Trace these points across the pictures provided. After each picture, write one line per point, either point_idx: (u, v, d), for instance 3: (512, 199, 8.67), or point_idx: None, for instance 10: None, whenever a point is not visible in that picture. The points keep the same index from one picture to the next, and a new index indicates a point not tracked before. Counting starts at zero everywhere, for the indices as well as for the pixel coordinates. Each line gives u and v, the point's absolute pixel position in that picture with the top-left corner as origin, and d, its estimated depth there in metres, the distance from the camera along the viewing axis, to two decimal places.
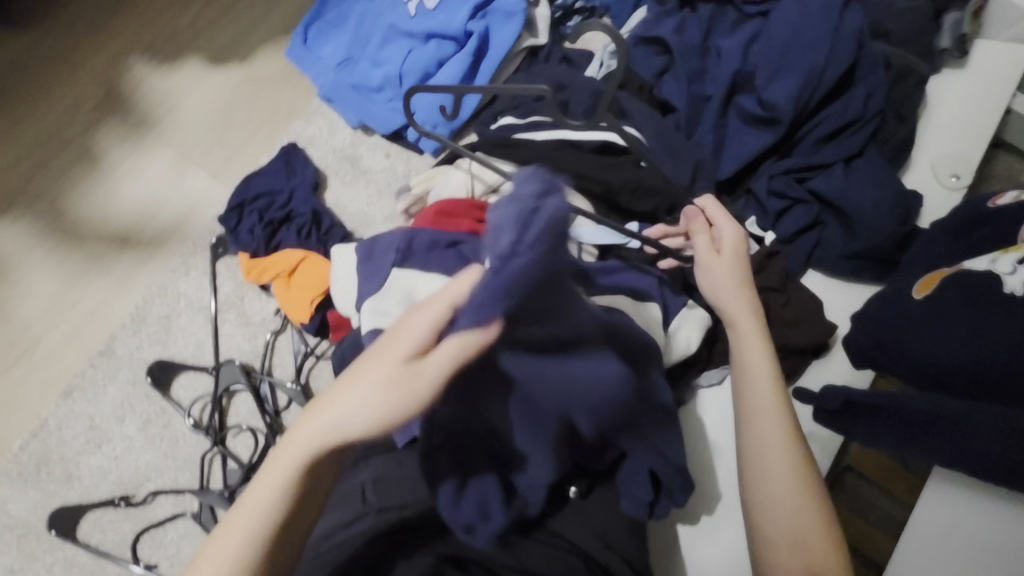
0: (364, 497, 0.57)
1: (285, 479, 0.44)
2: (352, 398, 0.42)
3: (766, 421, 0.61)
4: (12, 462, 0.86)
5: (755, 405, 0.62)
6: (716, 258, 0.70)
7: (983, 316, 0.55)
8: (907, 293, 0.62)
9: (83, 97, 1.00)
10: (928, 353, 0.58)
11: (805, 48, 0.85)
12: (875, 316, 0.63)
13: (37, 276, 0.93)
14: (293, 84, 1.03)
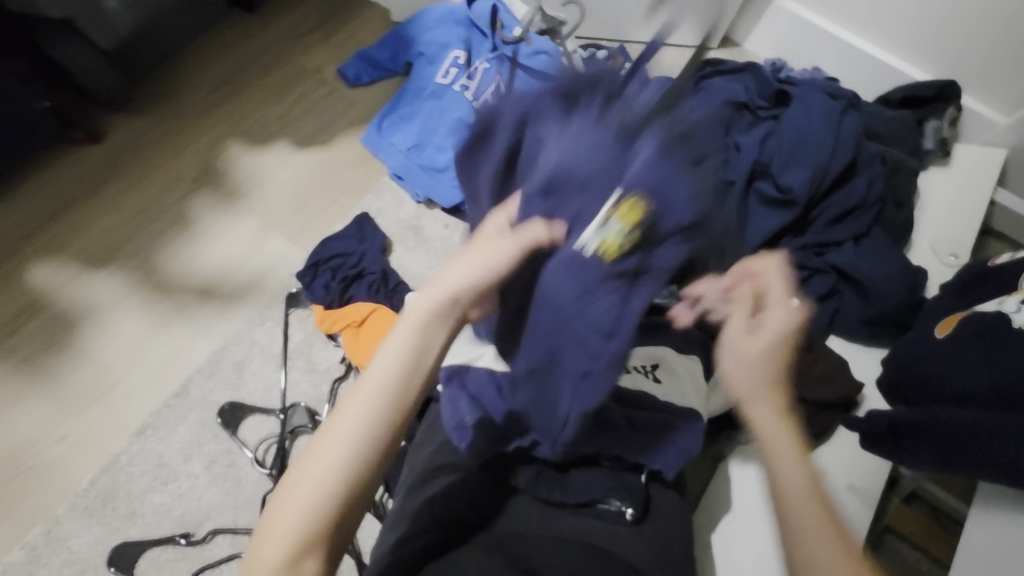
0: (431, 512, 0.63)
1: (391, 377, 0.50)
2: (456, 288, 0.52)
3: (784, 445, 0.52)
4: (80, 497, 0.89)
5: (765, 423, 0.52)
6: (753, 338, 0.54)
7: (988, 347, 0.65)
8: (932, 331, 0.72)
9: (184, 171, 1.15)
10: (955, 384, 0.67)
11: (813, 145, 1.00)
12: (905, 355, 0.72)
13: (125, 322, 1.02)
14: (366, 165, 1.18)
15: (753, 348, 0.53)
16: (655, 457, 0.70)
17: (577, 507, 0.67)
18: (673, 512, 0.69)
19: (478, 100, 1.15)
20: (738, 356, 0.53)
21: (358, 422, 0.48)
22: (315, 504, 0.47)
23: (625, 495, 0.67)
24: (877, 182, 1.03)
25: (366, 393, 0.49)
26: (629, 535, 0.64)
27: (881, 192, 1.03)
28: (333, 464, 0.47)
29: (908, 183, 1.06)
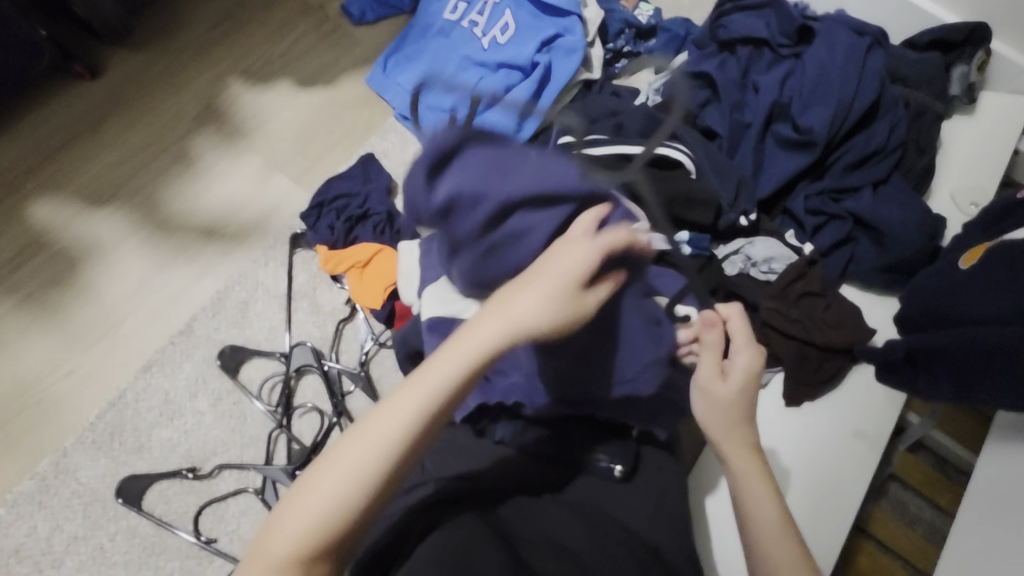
0: (425, 467, 0.64)
1: (443, 384, 0.46)
2: (533, 308, 0.46)
3: (749, 481, 0.58)
4: (87, 431, 0.90)
5: (735, 463, 0.58)
6: (721, 383, 0.59)
7: (1014, 272, 0.64)
8: (957, 264, 0.72)
9: (184, 110, 1.12)
10: (980, 309, 0.66)
11: (834, 84, 0.96)
12: (928, 289, 0.72)
13: (128, 261, 1.01)
14: (371, 106, 1.15)
15: (726, 390, 0.59)
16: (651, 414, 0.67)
17: (568, 464, 0.66)
18: (666, 471, 0.69)
19: (486, 37, 1.11)
20: (708, 397, 0.59)
21: (403, 419, 0.46)
22: (343, 495, 0.44)
23: (614, 454, 0.66)
24: (900, 127, 0.99)
25: (418, 395, 0.46)
26: (621, 493, 0.64)
27: (904, 136, 0.99)
28: (370, 463, 0.45)
29: (932, 129, 1.02)
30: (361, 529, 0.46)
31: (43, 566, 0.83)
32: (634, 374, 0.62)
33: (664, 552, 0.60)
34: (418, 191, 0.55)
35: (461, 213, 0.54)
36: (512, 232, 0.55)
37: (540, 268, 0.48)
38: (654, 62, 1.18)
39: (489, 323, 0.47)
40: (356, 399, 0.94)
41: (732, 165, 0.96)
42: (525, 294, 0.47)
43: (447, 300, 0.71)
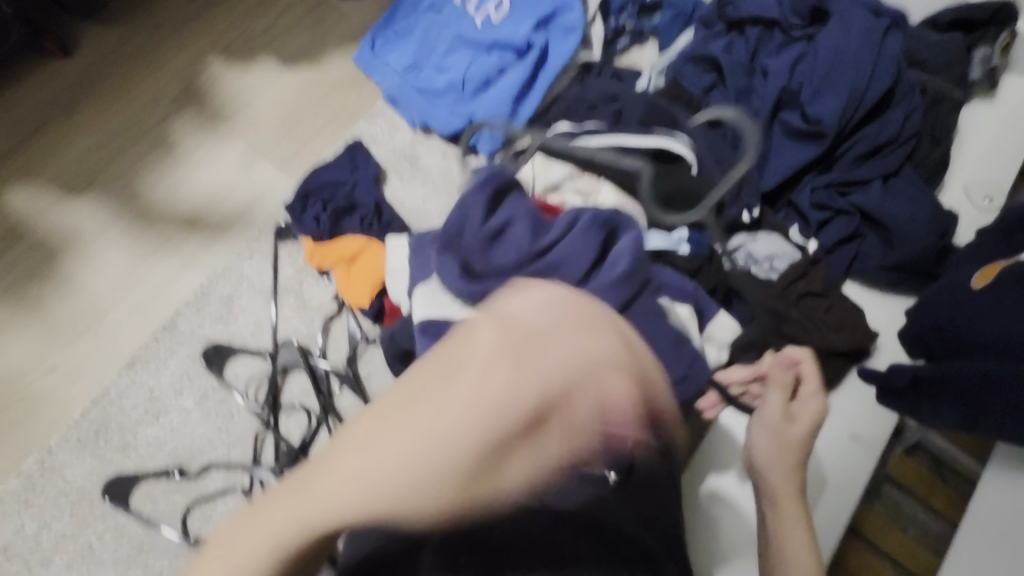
0: None
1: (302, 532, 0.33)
2: (423, 467, 0.31)
3: (791, 525, 0.63)
4: (71, 429, 0.88)
5: (783, 503, 0.65)
6: (786, 426, 0.68)
7: None
8: (967, 282, 0.69)
9: (162, 90, 1.07)
10: (994, 332, 0.63)
11: (849, 70, 0.90)
12: (937, 307, 0.69)
13: (107, 253, 0.97)
14: (359, 87, 1.09)
15: (794, 433, 0.68)
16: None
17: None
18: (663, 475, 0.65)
19: (479, 14, 1.04)
20: (770, 431, 0.69)
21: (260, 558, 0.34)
22: None
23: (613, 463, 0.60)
24: (915, 116, 0.94)
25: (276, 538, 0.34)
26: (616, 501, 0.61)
27: (918, 126, 0.94)
28: None
29: (948, 118, 0.97)
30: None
31: (32, 564, 0.83)
32: (682, 374, 0.67)
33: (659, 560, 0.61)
34: (477, 209, 0.69)
35: (511, 237, 0.68)
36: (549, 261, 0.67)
37: (436, 390, 0.32)
38: (657, 40, 1.12)
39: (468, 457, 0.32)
40: (344, 397, 0.92)
41: (734, 156, 0.92)
42: (412, 447, 0.31)
43: (438, 302, 0.69)
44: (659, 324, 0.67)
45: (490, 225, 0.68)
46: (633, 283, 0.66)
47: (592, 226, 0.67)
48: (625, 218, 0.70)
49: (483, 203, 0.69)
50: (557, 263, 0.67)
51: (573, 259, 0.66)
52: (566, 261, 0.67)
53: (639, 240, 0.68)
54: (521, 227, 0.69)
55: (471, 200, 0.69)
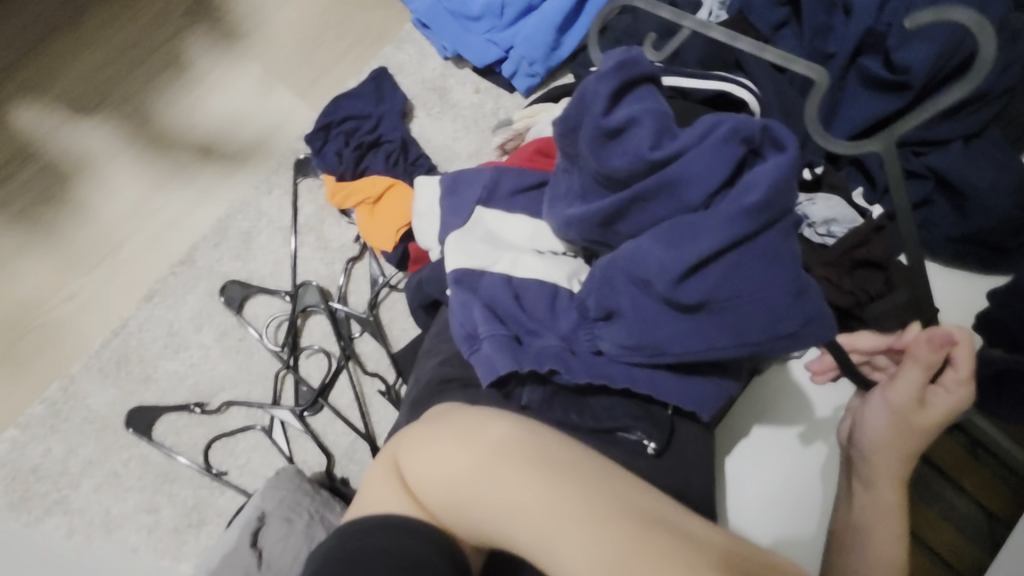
0: None
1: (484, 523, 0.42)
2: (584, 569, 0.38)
3: (886, 489, 0.61)
4: (93, 358, 0.88)
5: (881, 471, 0.61)
6: (914, 408, 0.61)
7: None
8: None
9: (173, 4, 1.00)
10: None
11: (950, 12, 0.78)
12: None
13: (121, 179, 0.93)
14: (385, 8, 1.00)
15: (919, 419, 0.61)
16: (688, 392, 0.57)
17: (595, 432, 0.59)
18: (699, 446, 0.61)
19: None
20: (894, 413, 0.61)
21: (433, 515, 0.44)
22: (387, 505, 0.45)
23: (648, 429, 0.58)
24: (1016, 66, 0.83)
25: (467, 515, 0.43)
26: (651, 470, 0.58)
27: (1015, 80, 0.83)
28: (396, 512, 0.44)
29: None
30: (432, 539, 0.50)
31: (59, 487, 0.84)
32: (796, 330, 0.53)
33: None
34: (597, 99, 0.54)
35: (629, 141, 0.54)
36: (666, 173, 0.53)
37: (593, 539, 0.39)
38: None
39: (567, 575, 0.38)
40: (365, 342, 0.90)
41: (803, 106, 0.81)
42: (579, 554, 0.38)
43: (473, 251, 0.64)
44: (776, 265, 0.51)
45: (609, 122, 0.54)
46: (764, 213, 0.50)
47: (730, 137, 0.52)
48: (776, 134, 0.52)
49: (605, 91, 0.54)
50: (678, 179, 0.53)
51: (697, 174, 0.52)
52: (689, 177, 0.52)
53: (788, 165, 0.51)
54: (645, 127, 0.54)
55: (591, 89, 0.55)
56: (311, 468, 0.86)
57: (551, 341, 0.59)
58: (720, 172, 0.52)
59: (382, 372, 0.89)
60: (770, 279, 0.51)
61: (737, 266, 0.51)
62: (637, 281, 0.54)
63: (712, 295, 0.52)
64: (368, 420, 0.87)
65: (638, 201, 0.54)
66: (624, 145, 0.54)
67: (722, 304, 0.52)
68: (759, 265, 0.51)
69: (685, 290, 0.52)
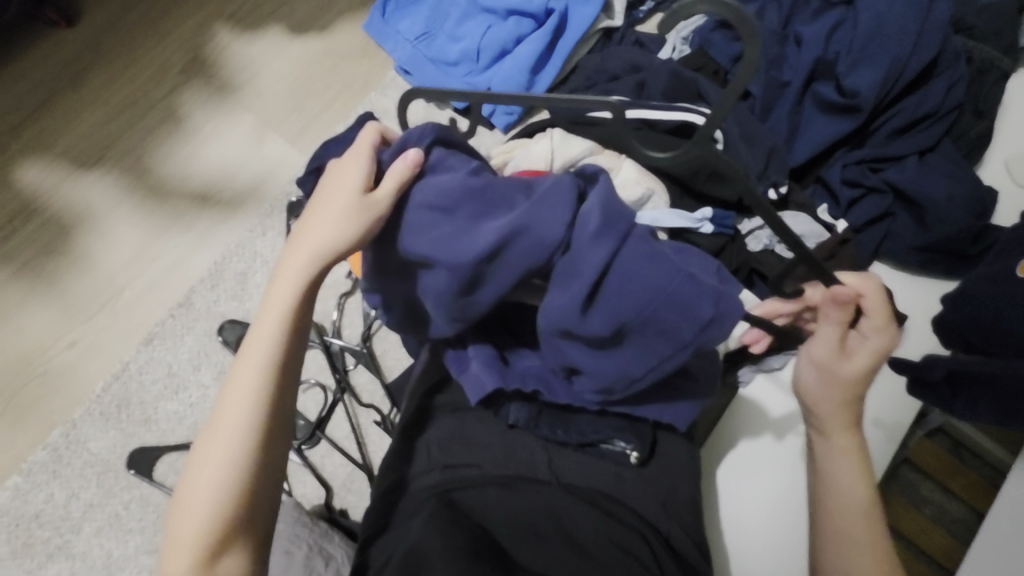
0: (431, 454, 0.61)
1: (252, 409, 0.47)
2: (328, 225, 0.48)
3: (843, 463, 0.58)
4: (94, 403, 0.90)
5: (835, 442, 0.59)
6: (843, 361, 0.58)
7: None
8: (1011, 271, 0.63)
9: (170, 62, 1.06)
10: None
11: (890, 40, 0.84)
12: (971, 294, 0.65)
13: (121, 229, 0.97)
14: (370, 57, 1.07)
15: (848, 370, 0.58)
16: (665, 407, 0.60)
17: (581, 446, 0.61)
18: (684, 457, 0.63)
19: None
20: (827, 374, 0.59)
21: (236, 436, 0.46)
22: (213, 490, 0.45)
23: (632, 439, 0.61)
24: (959, 86, 0.88)
25: (240, 386, 0.47)
26: (634, 481, 0.60)
27: (962, 98, 0.88)
28: (210, 490, 0.45)
29: (996, 88, 0.90)
30: (263, 504, 0.47)
31: (62, 532, 0.85)
32: (711, 317, 0.46)
33: (675, 542, 0.58)
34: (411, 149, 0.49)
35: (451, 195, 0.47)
36: (493, 227, 0.44)
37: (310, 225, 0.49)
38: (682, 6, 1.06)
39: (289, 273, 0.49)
40: (359, 374, 0.92)
41: (764, 131, 0.86)
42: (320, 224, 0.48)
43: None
44: (653, 268, 0.45)
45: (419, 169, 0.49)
46: (608, 235, 0.44)
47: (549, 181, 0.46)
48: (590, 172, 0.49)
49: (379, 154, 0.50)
50: (514, 230, 0.44)
51: (530, 218, 0.44)
52: (524, 225, 0.44)
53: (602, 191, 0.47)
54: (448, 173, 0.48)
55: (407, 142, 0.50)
56: (310, 501, 0.87)
57: (536, 362, 0.61)
58: (541, 208, 0.45)
59: (377, 403, 0.92)
60: (647, 285, 0.45)
61: (626, 287, 0.45)
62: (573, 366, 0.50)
63: (623, 326, 0.46)
64: (365, 450, 0.89)
65: (487, 266, 0.45)
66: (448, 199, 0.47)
67: (636, 325, 0.46)
68: (643, 270, 0.45)
69: (592, 319, 0.46)
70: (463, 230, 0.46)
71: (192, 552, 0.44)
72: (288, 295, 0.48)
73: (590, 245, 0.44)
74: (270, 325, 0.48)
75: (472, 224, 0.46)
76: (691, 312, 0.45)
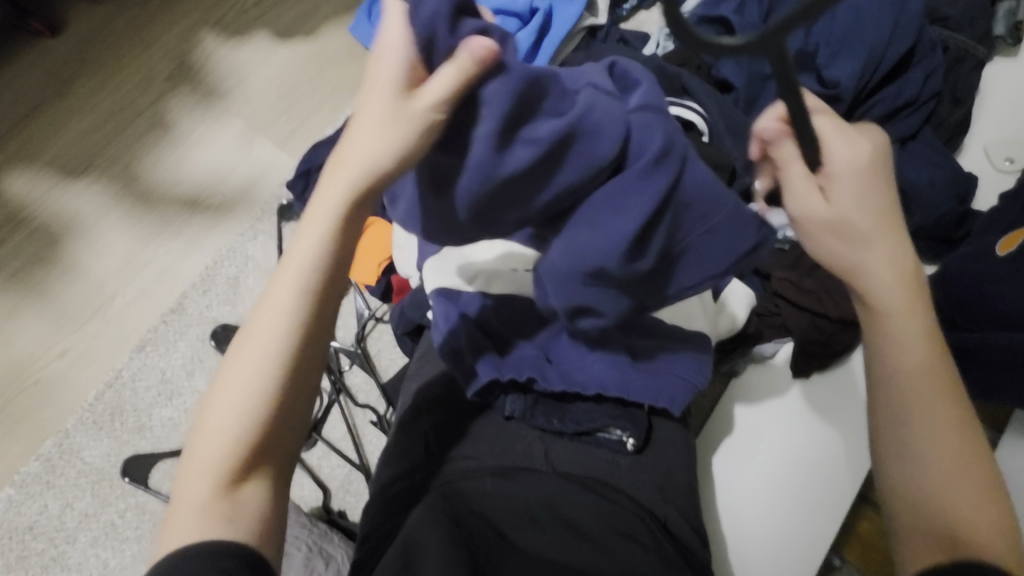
0: (428, 447, 0.61)
1: (284, 335, 0.44)
2: (372, 136, 0.41)
3: (904, 345, 0.48)
4: (87, 412, 0.89)
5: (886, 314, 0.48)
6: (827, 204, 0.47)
7: None
8: (991, 249, 0.64)
9: (157, 69, 1.06)
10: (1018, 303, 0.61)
11: (867, 31, 0.86)
12: (955, 272, 0.66)
13: (111, 236, 0.97)
14: (357, 59, 1.07)
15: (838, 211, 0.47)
16: (660, 393, 0.61)
17: (577, 435, 0.62)
18: (677, 444, 0.64)
19: None
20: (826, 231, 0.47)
21: (267, 362, 0.44)
22: (242, 416, 0.43)
23: (628, 427, 0.61)
24: (936, 74, 0.90)
25: (273, 308, 0.44)
26: (630, 468, 0.61)
27: (939, 86, 0.90)
28: (237, 417, 0.43)
29: (972, 76, 0.92)
30: (290, 433, 0.45)
31: (56, 543, 0.84)
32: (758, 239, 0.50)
33: (673, 526, 0.58)
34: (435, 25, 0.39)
35: (488, 108, 0.40)
36: (540, 137, 0.42)
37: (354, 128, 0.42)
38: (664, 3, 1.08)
39: (329, 190, 0.43)
40: (355, 375, 0.92)
41: (748, 122, 0.87)
42: (362, 132, 0.41)
43: (451, 272, 0.66)
44: (712, 191, 0.48)
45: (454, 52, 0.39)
46: (670, 159, 0.45)
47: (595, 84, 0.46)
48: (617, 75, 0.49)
49: (411, 25, 0.39)
50: (582, 134, 0.43)
51: (602, 125, 0.44)
52: (596, 131, 0.44)
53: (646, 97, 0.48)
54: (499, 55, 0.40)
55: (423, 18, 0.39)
56: (308, 503, 0.87)
57: (529, 351, 0.62)
58: (603, 117, 0.44)
59: (373, 403, 0.92)
60: (702, 203, 0.48)
61: (678, 214, 0.47)
62: (589, 274, 0.46)
63: (664, 247, 0.48)
64: (362, 451, 0.89)
65: (546, 169, 0.43)
66: (493, 104, 0.40)
67: (676, 249, 0.49)
68: (700, 193, 0.48)
69: (643, 257, 0.46)
70: (505, 135, 0.41)
71: (217, 480, 0.42)
72: (328, 207, 0.43)
73: (654, 160, 0.45)
74: (306, 245, 0.44)
75: (510, 133, 0.41)
76: (733, 246, 0.49)
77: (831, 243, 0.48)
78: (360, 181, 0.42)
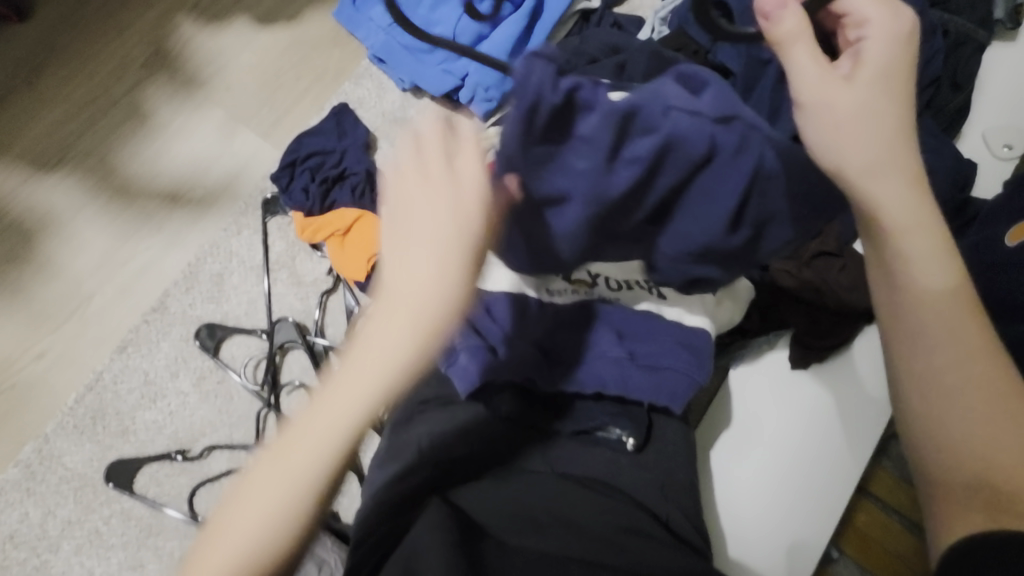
0: (420, 450, 0.58)
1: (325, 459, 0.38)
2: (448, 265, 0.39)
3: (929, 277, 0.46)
4: (67, 415, 0.86)
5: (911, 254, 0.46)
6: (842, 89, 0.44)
7: None
8: (998, 240, 0.63)
9: (131, 56, 1.01)
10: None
11: None
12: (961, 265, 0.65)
13: (88, 232, 0.93)
14: (341, 46, 1.03)
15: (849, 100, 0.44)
16: (660, 388, 0.60)
17: (576, 434, 0.61)
18: (678, 441, 0.62)
19: None
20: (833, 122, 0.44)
21: (297, 484, 0.38)
22: (264, 541, 0.37)
23: (628, 426, 0.60)
24: (937, 58, 0.88)
25: (321, 425, 0.38)
26: (631, 467, 0.59)
27: (939, 71, 0.89)
28: (261, 541, 0.37)
29: (972, 61, 0.91)
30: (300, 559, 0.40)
31: (39, 552, 0.82)
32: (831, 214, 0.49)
33: (676, 526, 0.57)
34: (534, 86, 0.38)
35: (583, 132, 0.40)
36: (640, 155, 0.41)
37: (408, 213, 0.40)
38: None
39: (398, 316, 0.39)
40: None
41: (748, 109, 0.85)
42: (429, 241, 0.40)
43: None
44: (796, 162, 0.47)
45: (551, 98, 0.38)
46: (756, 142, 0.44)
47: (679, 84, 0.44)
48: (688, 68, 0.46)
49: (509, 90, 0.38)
50: (677, 141, 0.41)
51: (694, 129, 0.42)
52: (690, 134, 0.42)
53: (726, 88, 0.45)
54: (593, 91, 0.40)
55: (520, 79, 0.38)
56: None
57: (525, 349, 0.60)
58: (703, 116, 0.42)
59: None
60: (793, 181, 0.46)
61: (765, 205, 0.46)
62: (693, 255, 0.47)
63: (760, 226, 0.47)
64: (355, 451, 0.87)
65: (643, 185, 0.43)
66: (597, 131, 0.40)
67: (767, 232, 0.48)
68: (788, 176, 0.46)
69: (737, 235, 0.46)
70: (607, 162, 0.41)
71: None
72: (401, 325, 0.39)
73: (751, 159, 0.43)
74: (369, 357, 0.39)
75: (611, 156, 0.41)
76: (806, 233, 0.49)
77: (845, 137, 0.44)
78: (425, 314, 0.39)
